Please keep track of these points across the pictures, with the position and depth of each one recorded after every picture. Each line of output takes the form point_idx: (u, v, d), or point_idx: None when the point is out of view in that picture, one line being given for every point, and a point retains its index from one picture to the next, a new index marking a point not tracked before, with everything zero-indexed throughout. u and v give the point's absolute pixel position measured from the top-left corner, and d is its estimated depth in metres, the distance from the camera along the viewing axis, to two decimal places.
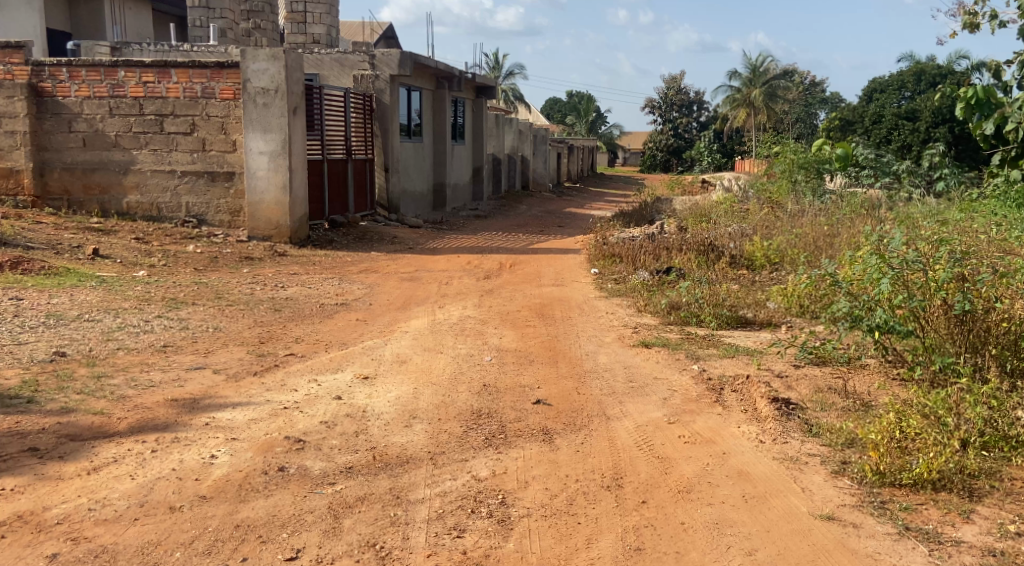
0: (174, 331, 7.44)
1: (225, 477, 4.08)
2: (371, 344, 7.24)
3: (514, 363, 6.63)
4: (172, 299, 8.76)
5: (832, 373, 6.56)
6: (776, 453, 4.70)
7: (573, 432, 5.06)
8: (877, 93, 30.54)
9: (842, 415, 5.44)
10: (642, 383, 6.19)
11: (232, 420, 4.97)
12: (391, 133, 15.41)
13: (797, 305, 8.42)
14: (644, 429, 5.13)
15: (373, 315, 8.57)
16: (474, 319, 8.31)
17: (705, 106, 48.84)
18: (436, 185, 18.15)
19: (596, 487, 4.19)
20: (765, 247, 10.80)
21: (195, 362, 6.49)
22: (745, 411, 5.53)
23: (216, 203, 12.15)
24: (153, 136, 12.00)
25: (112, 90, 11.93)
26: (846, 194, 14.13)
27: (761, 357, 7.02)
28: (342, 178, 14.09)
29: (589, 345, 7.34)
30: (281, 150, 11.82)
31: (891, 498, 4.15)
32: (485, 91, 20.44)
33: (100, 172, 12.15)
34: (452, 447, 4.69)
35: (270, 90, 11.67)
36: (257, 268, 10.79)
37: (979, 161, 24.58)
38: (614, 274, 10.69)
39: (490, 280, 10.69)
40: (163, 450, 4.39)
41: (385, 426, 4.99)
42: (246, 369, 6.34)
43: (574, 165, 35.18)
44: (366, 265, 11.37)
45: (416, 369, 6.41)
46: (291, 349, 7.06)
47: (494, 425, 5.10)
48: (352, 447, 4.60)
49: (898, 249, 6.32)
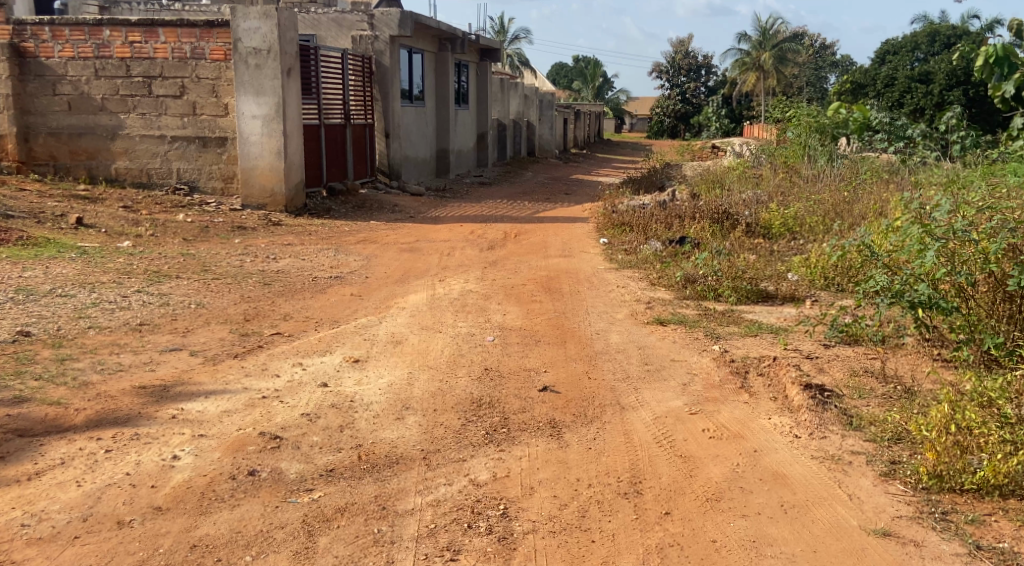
0: (153, 308, 6.92)
1: (186, 483, 3.56)
2: (365, 322, 6.71)
3: (519, 344, 6.08)
4: (155, 272, 8.22)
5: (866, 354, 6.00)
6: (816, 451, 4.16)
7: (584, 425, 4.53)
8: (889, 55, 29.74)
9: (883, 404, 4.90)
10: (658, 367, 5.64)
11: (204, 412, 4.44)
12: (392, 96, 14.75)
13: (822, 278, 7.88)
14: (663, 422, 4.59)
15: (369, 289, 8.03)
16: (476, 293, 7.77)
17: (712, 70, 47.75)
18: (439, 151, 17.53)
19: (611, 495, 3.66)
20: (782, 214, 10.20)
21: (171, 343, 5.96)
22: (774, 399, 4.98)
23: (208, 169, 11.59)
24: (141, 99, 11.40)
25: (97, 51, 11.32)
26: (862, 158, 13.52)
27: (787, 336, 6.46)
28: (340, 144, 13.49)
29: (601, 323, 6.78)
30: (274, 113, 11.20)
31: (952, 508, 3.62)
32: (490, 54, 19.76)
33: (87, 137, 11.58)
34: (450, 445, 4.16)
35: (262, 50, 11.04)
36: (249, 238, 10.26)
37: (995, 125, 23.86)
38: (625, 244, 10.11)
39: (494, 250, 10.14)
40: (120, 449, 3.87)
41: (374, 419, 4.46)
42: (227, 351, 5.80)
43: (581, 131, 34.42)
44: (365, 235, 10.82)
45: (411, 350, 5.87)
46: (277, 328, 6.53)
47: (496, 417, 4.58)
48: (335, 445, 4.08)
49: (946, 217, 5.84)
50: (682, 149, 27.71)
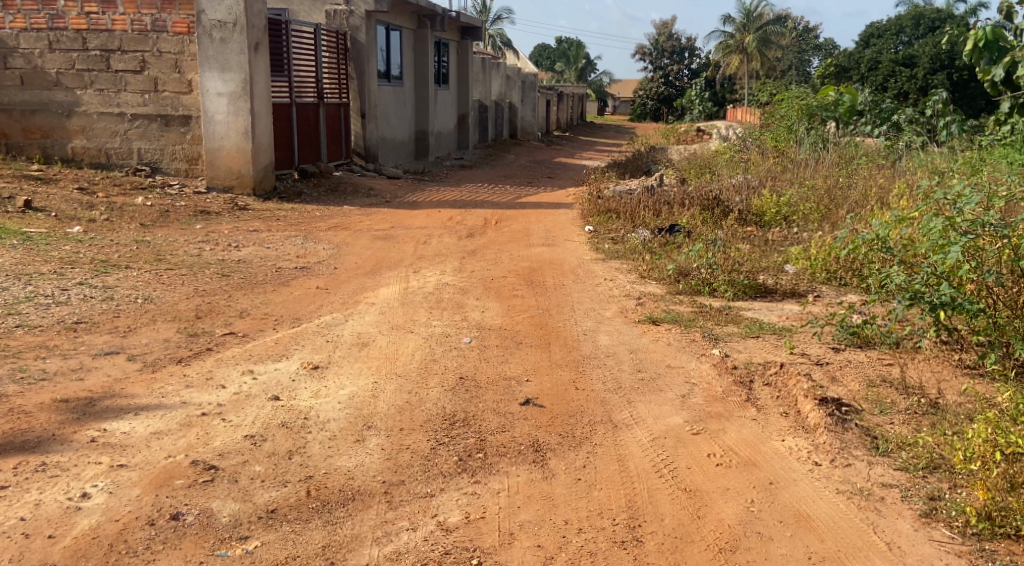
0: (94, 303, 6.26)
1: (93, 531, 3.01)
2: (329, 321, 6.08)
3: (499, 348, 5.47)
4: (102, 261, 7.54)
5: (881, 359, 5.42)
6: (841, 484, 3.60)
7: (572, 449, 3.94)
8: (873, 39, 29.31)
9: (910, 422, 4.33)
10: (653, 375, 5.05)
11: (131, 434, 3.80)
12: (368, 74, 14.01)
13: (823, 271, 7.32)
14: (662, 445, 4.00)
15: (337, 282, 7.39)
16: (452, 287, 7.15)
17: (697, 53, 47.13)
18: (418, 132, 16.83)
19: (606, 544, 3.16)
20: (776, 201, 9.65)
21: (108, 346, 5.30)
22: (785, 416, 4.41)
23: (171, 149, 10.87)
24: (98, 74, 10.66)
25: (51, 22, 10.57)
26: (851, 142, 12.97)
27: (792, 338, 5.88)
28: (313, 124, 12.79)
29: (587, 322, 6.20)
30: (241, 91, 10.45)
31: (1011, 562, 3.08)
32: (471, 32, 19.06)
33: (41, 114, 10.86)
34: (415, 477, 3.58)
35: (227, 23, 10.29)
36: (212, 223, 9.57)
37: (978, 110, 23.46)
38: (611, 232, 9.54)
39: (473, 238, 9.51)
40: (20, 485, 3.26)
41: (328, 443, 3.86)
42: (170, 356, 5.16)
43: (564, 113, 33.74)
44: (337, 221, 10.16)
45: (378, 355, 5.25)
46: (230, 327, 5.90)
47: (470, 439, 3.98)
48: (279, 478, 3.47)
49: (969, 209, 5.28)
50: (665, 133, 27.14)
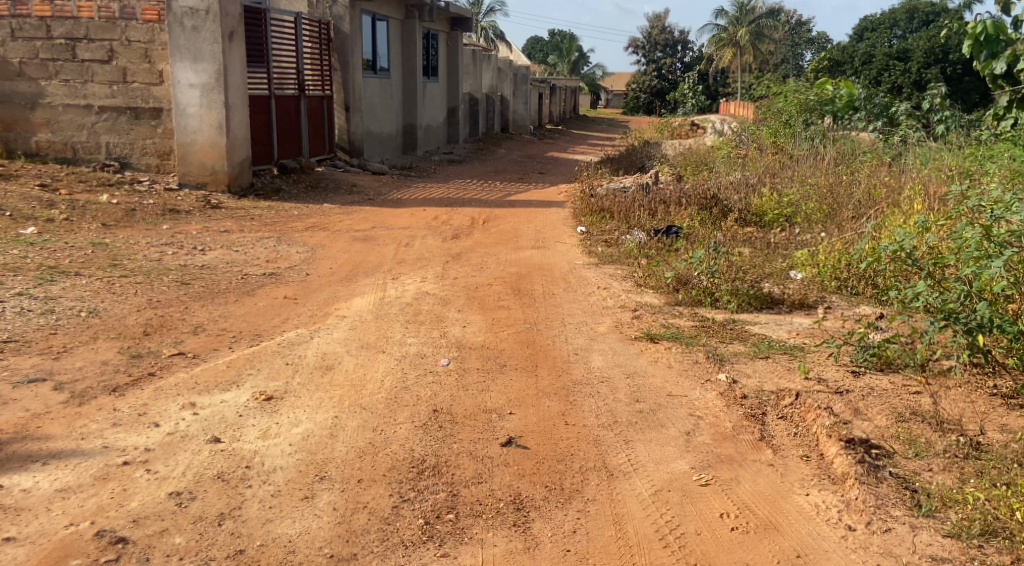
0: (31, 318, 5.62)
1: None
2: (292, 338, 5.44)
3: (479, 372, 4.85)
4: (50, 268, 6.89)
5: (908, 385, 4.77)
6: (881, 557, 3.14)
7: (561, 507, 3.36)
8: (867, 31, 28.73)
9: (952, 468, 3.74)
10: (653, 406, 4.42)
11: (32, 492, 3.25)
12: (352, 65, 13.35)
13: (833, 278, 6.71)
14: (666, 501, 3.43)
15: (307, 291, 6.77)
16: (433, 297, 6.52)
17: (689, 45, 46.47)
18: (406, 125, 16.17)
19: None
20: (777, 201, 9.04)
21: (35, 371, 4.66)
22: (807, 461, 3.82)
23: (141, 144, 10.20)
24: (64, 63, 9.98)
25: (13, 8, 9.91)
26: (850, 136, 12.32)
27: (805, 359, 5.24)
28: (293, 116, 12.12)
29: (578, 339, 5.58)
30: (215, 82, 9.78)
31: None
32: (461, 23, 18.42)
33: (3, 106, 10.17)
34: (370, 549, 3.07)
35: (199, 10, 9.62)
36: (180, 223, 8.93)
37: (972, 104, 22.96)
38: (604, 233, 8.90)
39: (456, 241, 8.88)
40: None
41: (269, 502, 3.27)
42: (104, 384, 4.50)
43: (556, 107, 33.09)
44: (313, 221, 9.51)
45: (343, 382, 4.62)
46: (178, 346, 5.25)
47: (441, 493, 3.39)
48: (202, 554, 2.99)
49: (1012, 217, 4.66)
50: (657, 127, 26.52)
